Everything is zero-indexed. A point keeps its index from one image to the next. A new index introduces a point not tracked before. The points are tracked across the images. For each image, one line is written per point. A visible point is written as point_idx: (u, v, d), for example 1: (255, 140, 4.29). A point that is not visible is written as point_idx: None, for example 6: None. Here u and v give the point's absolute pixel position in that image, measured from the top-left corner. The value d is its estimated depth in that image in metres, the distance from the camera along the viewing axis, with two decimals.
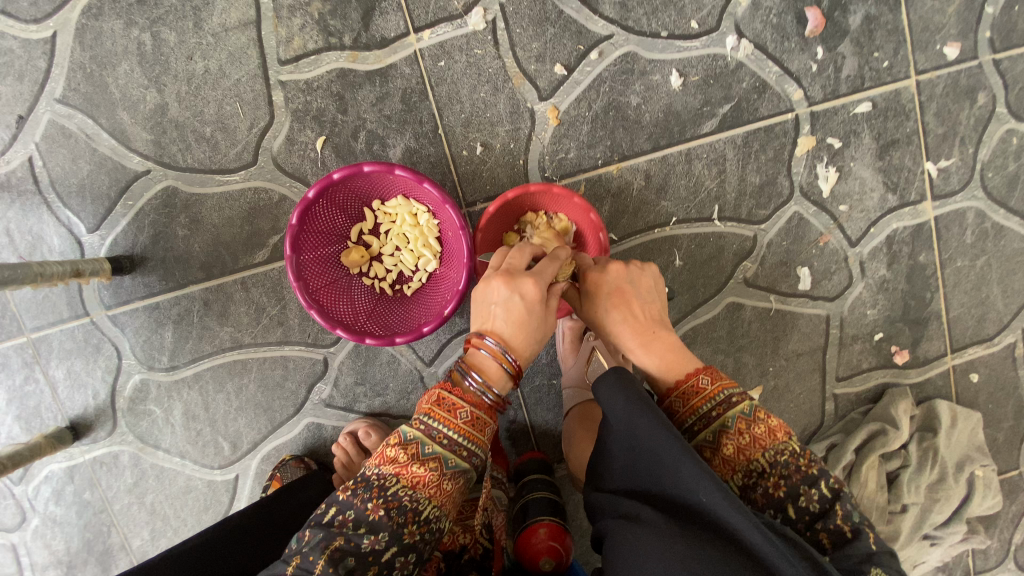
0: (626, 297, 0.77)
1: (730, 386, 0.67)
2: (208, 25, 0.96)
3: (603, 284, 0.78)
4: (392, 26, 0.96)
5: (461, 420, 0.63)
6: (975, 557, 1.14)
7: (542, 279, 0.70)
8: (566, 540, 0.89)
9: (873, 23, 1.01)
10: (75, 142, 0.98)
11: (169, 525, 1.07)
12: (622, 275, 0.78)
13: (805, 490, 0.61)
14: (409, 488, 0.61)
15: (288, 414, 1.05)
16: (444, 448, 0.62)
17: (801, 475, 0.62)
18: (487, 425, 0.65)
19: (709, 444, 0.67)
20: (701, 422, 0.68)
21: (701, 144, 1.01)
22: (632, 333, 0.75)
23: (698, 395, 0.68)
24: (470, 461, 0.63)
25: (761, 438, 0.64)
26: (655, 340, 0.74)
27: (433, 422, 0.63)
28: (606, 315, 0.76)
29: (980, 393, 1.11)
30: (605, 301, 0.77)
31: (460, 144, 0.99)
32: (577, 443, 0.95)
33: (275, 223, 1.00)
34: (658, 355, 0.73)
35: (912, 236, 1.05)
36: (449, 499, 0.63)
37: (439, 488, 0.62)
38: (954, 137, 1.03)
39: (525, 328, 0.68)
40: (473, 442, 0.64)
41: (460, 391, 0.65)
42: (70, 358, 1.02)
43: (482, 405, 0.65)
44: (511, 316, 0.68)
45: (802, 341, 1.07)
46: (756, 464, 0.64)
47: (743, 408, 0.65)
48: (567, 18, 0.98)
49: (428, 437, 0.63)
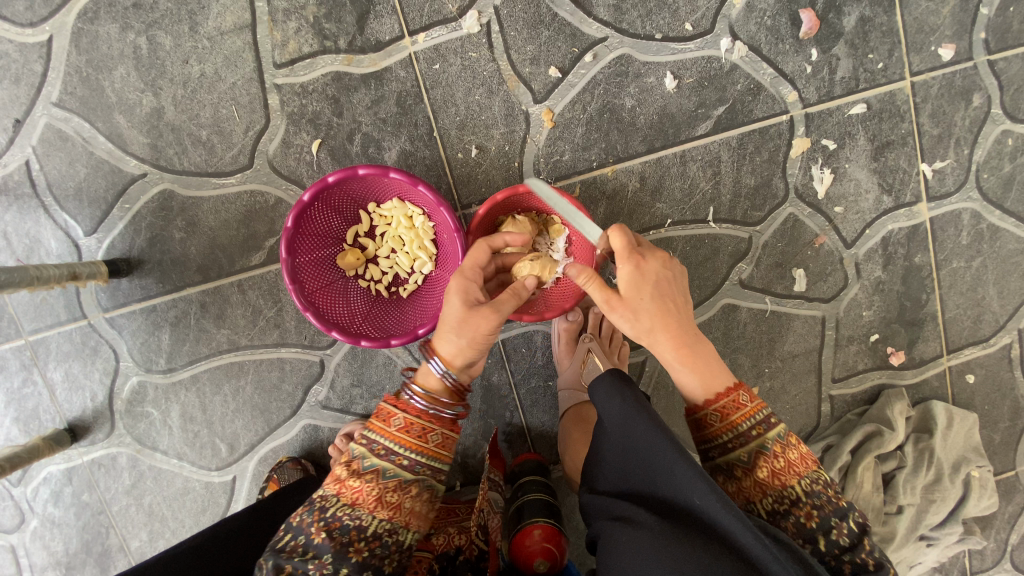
0: (671, 293, 0.72)
1: (767, 408, 0.69)
2: (203, 29, 0.97)
3: (648, 273, 0.72)
4: (387, 29, 0.97)
5: (394, 429, 0.69)
6: (972, 558, 1.14)
7: (463, 281, 0.75)
8: (561, 541, 0.89)
9: (868, 24, 1.01)
10: (72, 146, 0.98)
11: (167, 527, 1.08)
12: (644, 269, 0.72)
13: (836, 522, 0.64)
14: (349, 505, 0.66)
15: (286, 415, 1.06)
16: (382, 460, 0.68)
17: (833, 506, 0.65)
18: (427, 431, 0.69)
19: (742, 463, 0.67)
20: (737, 440, 0.68)
21: (696, 146, 1.01)
22: (676, 334, 0.70)
23: (739, 412, 0.68)
24: (410, 469, 0.68)
25: (795, 465, 0.67)
26: (699, 348, 0.71)
27: (371, 436, 0.69)
28: (653, 308, 0.70)
29: (976, 394, 1.11)
30: (652, 291, 0.71)
31: (456, 146, 0.99)
32: (572, 446, 0.96)
33: (271, 226, 1.00)
34: (705, 369, 0.70)
35: (907, 237, 1.05)
36: (398, 510, 0.66)
37: (382, 498, 0.66)
38: (949, 138, 1.03)
39: (452, 324, 0.72)
40: (408, 449, 0.68)
41: (396, 403, 0.71)
42: (68, 360, 1.02)
43: (416, 413, 0.70)
44: (443, 316, 0.74)
45: (797, 342, 1.08)
46: (790, 490, 0.65)
47: (779, 432, 0.68)
48: (561, 21, 0.98)
49: (368, 452, 0.68)
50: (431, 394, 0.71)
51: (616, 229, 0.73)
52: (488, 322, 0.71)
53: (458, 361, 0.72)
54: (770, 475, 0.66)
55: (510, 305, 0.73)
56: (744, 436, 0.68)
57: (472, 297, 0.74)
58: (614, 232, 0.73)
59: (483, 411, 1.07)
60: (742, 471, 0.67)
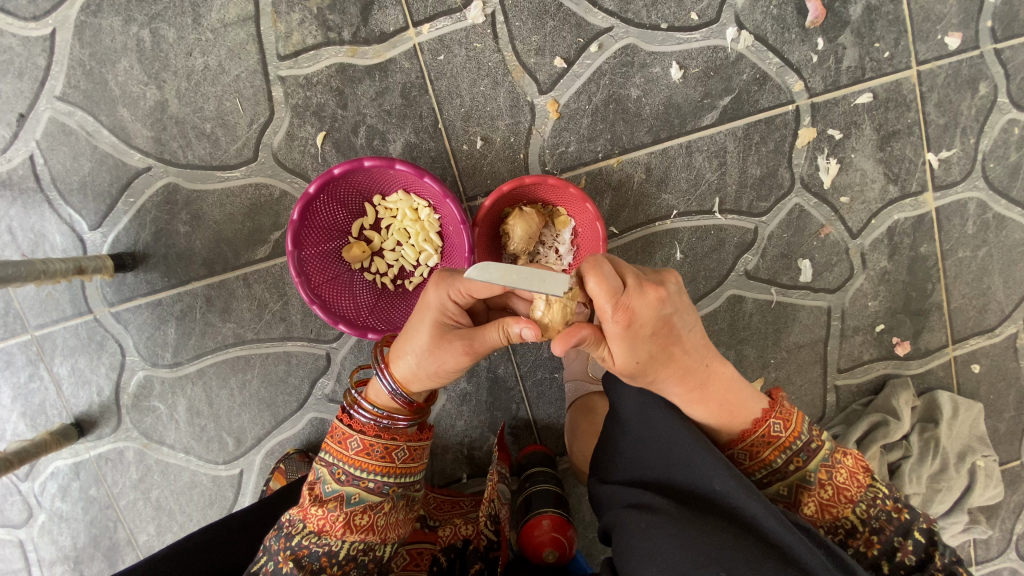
0: (674, 338, 0.64)
1: (804, 432, 0.70)
2: (206, 21, 0.96)
3: (640, 328, 0.61)
4: (391, 20, 0.96)
5: (351, 450, 0.72)
6: (977, 547, 1.15)
7: (429, 312, 0.69)
8: (569, 532, 0.89)
9: (874, 13, 1.00)
10: (76, 140, 0.98)
11: (174, 521, 1.08)
12: (653, 312, 0.61)
13: (899, 541, 0.67)
14: (316, 533, 0.69)
15: (292, 409, 1.06)
16: (345, 486, 0.71)
17: (894, 524, 0.67)
18: (390, 450, 0.72)
19: (784, 498, 0.70)
20: (772, 475, 0.70)
21: (702, 136, 1.01)
22: (682, 379, 0.66)
23: (770, 447, 0.69)
24: (377, 492, 0.71)
25: (846, 490, 0.68)
26: (708, 384, 0.68)
27: (331, 458, 0.73)
28: (652, 365, 0.64)
29: (981, 384, 1.11)
30: (646, 346, 0.63)
31: (461, 138, 0.99)
32: (580, 436, 0.96)
33: (276, 219, 1.00)
34: (718, 406, 0.69)
35: (913, 227, 1.05)
36: (371, 530, 0.70)
37: (350, 523, 0.69)
38: (955, 127, 1.03)
39: (416, 352, 0.69)
40: (371, 472, 0.71)
41: (351, 423, 0.73)
42: (74, 355, 1.02)
43: (371, 431, 0.72)
44: (410, 336, 0.70)
45: (803, 333, 1.08)
46: (843, 520, 0.68)
47: (822, 457, 0.69)
48: (566, 11, 0.98)
49: (329, 476, 0.72)
50: (386, 412, 0.72)
51: (592, 272, 0.58)
52: (455, 361, 0.67)
53: (417, 388, 0.72)
54: (819, 508, 0.68)
55: (486, 347, 0.66)
56: (779, 471, 0.70)
57: (445, 327, 0.69)
58: (592, 276, 0.58)
59: (490, 404, 1.07)
60: (785, 505, 0.71)
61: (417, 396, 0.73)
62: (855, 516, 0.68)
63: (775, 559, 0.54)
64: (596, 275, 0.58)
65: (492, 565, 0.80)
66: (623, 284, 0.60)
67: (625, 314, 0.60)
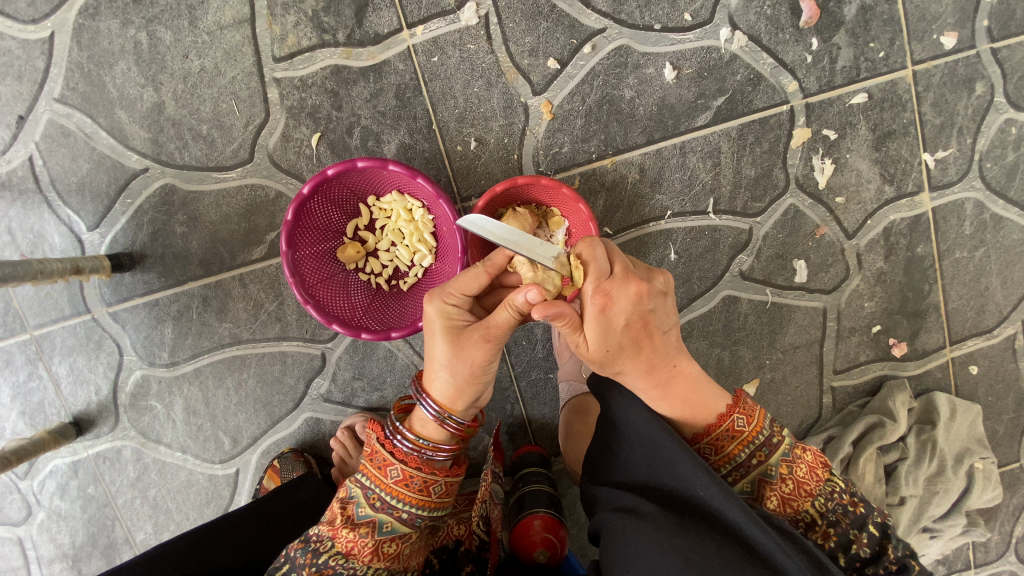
0: (648, 332, 0.68)
1: (765, 427, 0.70)
2: (203, 24, 0.97)
3: (616, 316, 0.66)
4: (386, 22, 0.97)
5: (389, 478, 0.70)
6: (975, 549, 1.14)
7: (438, 320, 0.68)
8: (561, 533, 0.89)
9: (869, 13, 1.00)
10: (74, 141, 0.99)
11: (171, 519, 1.09)
12: (638, 301, 0.66)
13: (854, 533, 0.68)
14: (343, 554, 0.68)
15: (288, 409, 1.06)
16: (378, 512, 0.69)
17: (849, 517, 0.68)
18: (428, 484, 0.70)
19: (751, 494, 0.70)
20: (736, 471, 0.71)
21: (696, 137, 1.01)
22: (646, 374, 0.69)
23: (735, 440, 0.70)
24: (409, 523, 0.70)
25: (805, 484, 0.69)
26: (672, 382, 0.70)
27: (367, 482, 0.71)
28: (620, 356, 0.68)
29: (979, 385, 1.10)
30: (619, 335, 0.67)
31: (455, 139, 1.00)
32: (573, 437, 0.96)
33: (272, 220, 1.01)
34: (679, 403, 0.70)
35: (909, 227, 1.05)
36: (396, 558, 0.70)
37: (378, 550, 0.69)
38: (952, 127, 1.03)
39: (443, 364, 0.68)
40: (406, 503, 0.69)
41: (390, 449, 0.71)
42: (72, 355, 1.03)
43: (412, 461, 0.70)
44: (431, 355, 0.70)
45: (799, 334, 1.07)
46: (803, 513, 0.69)
47: (783, 451, 0.69)
48: (560, 12, 0.98)
49: (363, 499, 0.70)
50: (429, 443, 0.70)
51: (587, 246, 0.67)
52: (481, 354, 0.66)
53: (463, 402, 0.70)
54: (781, 502, 0.69)
55: (503, 329, 0.66)
56: (743, 466, 0.70)
57: (456, 329, 0.68)
58: (586, 254, 0.66)
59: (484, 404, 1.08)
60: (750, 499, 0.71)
61: (464, 412, 0.71)
62: (814, 510, 0.68)
63: (756, 565, 0.54)
64: (588, 254, 0.66)
65: (482, 566, 0.80)
66: (609, 270, 0.66)
67: (612, 299, 0.65)
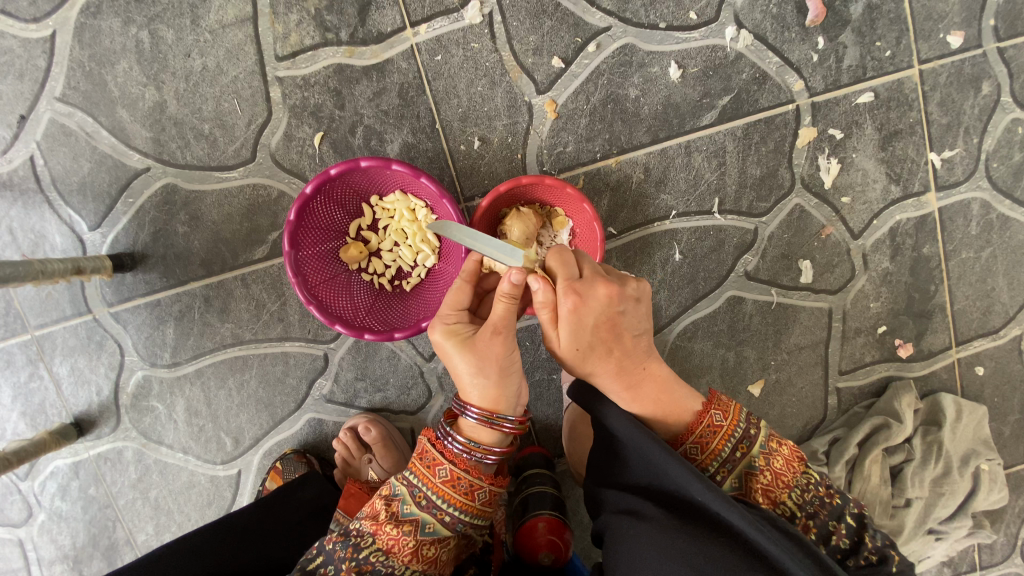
0: (619, 334, 0.71)
1: (742, 420, 0.71)
2: (205, 22, 0.97)
3: (587, 316, 0.69)
4: (389, 21, 0.96)
5: (438, 478, 0.68)
6: (981, 552, 1.13)
7: (449, 339, 0.70)
8: (565, 535, 0.88)
9: (875, 12, 0.99)
10: (75, 140, 0.98)
11: (173, 520, 1.08)
12: (609, 303, 0.69)
13: (833, 525, 0.67)
14: (383, 552, 0.66)
15: (290, 410, 1.06)
16: (423, 511, 0.67)
17: (827, 509, 0.68)
18: (474, 488, 0.68)
19: (736, 490, 0.69)
20: (722, 468, 0.70)
21: (701, 136, 1.00)
22: (618, 375, 0.72)
23: (717, 435, 0.70)
24: (450, 527, 0.67)
25: (782, 475, 0.68)
26: (643, 383, 0.72)
27: (416, 481, 0.69)
28: (591, 357, 0.70)
29: (985, 386, 1.10)
30: (588, 335, 0.69)
31: (458, 138, 0.99)
32: (576, 438, 0.96)
33: (274, 220, 1.00)
34: (651, 404, 0.72)
35: (916, 227, 1.04)
36: (433, 563, 0.68)
37: (417, 551, 0.67)
38: (958, 127, 1.02)
39: (469, 376, 0.68)
40: (452, 505, 0.67)
41: (440, 449, 0.69)
42: (73, 355, 1.03)
43: (462, 463, 0.68)
44: (456, 376, 0.70)
45: (804, 334, 1.07)
46: (782, 506, 0.67)
47: (760, 443, 0.70)
48: (564, 11, 0.97)
49: (409, 497, 0.68)
50: (480, 446, 0.68)
51: (555, 255, 0.70)
52: (500, 346, 0.68)
53: (504, 399, 0.69)
54: (764, 496, 0.68)
55: (506, 317, 0.68)
56: (728, 461, 0.70)
57: (465, 340, 0.70)
58: (555, 262, 0.69)
59: None
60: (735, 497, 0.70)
61: (509, 411, 0.70)
62: (793, 501, 0.68)
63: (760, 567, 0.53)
64: (557, 260, 0.70)
65: (485, 566, 0.80)
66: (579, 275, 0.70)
67: (583, 299, 0.68)
